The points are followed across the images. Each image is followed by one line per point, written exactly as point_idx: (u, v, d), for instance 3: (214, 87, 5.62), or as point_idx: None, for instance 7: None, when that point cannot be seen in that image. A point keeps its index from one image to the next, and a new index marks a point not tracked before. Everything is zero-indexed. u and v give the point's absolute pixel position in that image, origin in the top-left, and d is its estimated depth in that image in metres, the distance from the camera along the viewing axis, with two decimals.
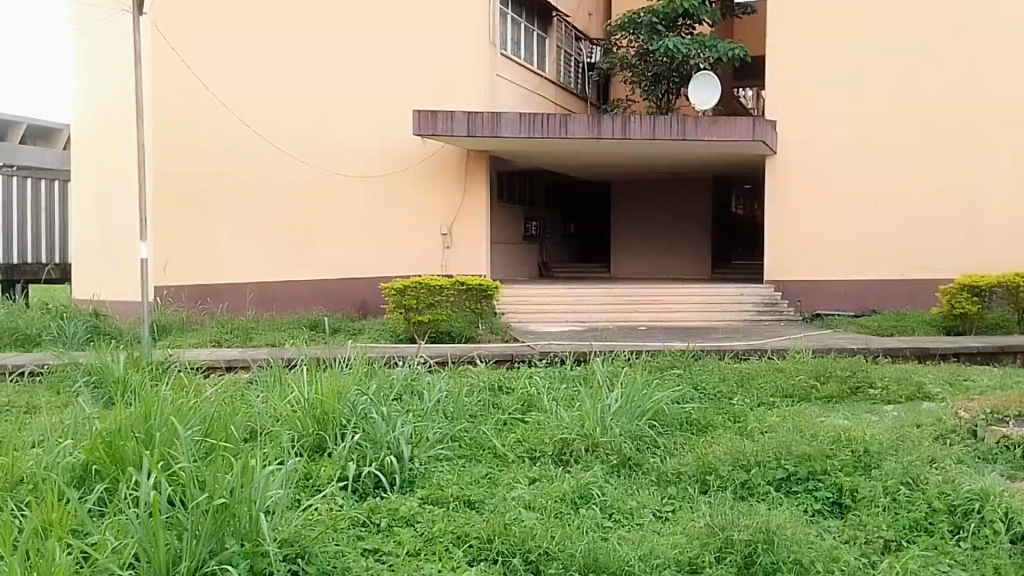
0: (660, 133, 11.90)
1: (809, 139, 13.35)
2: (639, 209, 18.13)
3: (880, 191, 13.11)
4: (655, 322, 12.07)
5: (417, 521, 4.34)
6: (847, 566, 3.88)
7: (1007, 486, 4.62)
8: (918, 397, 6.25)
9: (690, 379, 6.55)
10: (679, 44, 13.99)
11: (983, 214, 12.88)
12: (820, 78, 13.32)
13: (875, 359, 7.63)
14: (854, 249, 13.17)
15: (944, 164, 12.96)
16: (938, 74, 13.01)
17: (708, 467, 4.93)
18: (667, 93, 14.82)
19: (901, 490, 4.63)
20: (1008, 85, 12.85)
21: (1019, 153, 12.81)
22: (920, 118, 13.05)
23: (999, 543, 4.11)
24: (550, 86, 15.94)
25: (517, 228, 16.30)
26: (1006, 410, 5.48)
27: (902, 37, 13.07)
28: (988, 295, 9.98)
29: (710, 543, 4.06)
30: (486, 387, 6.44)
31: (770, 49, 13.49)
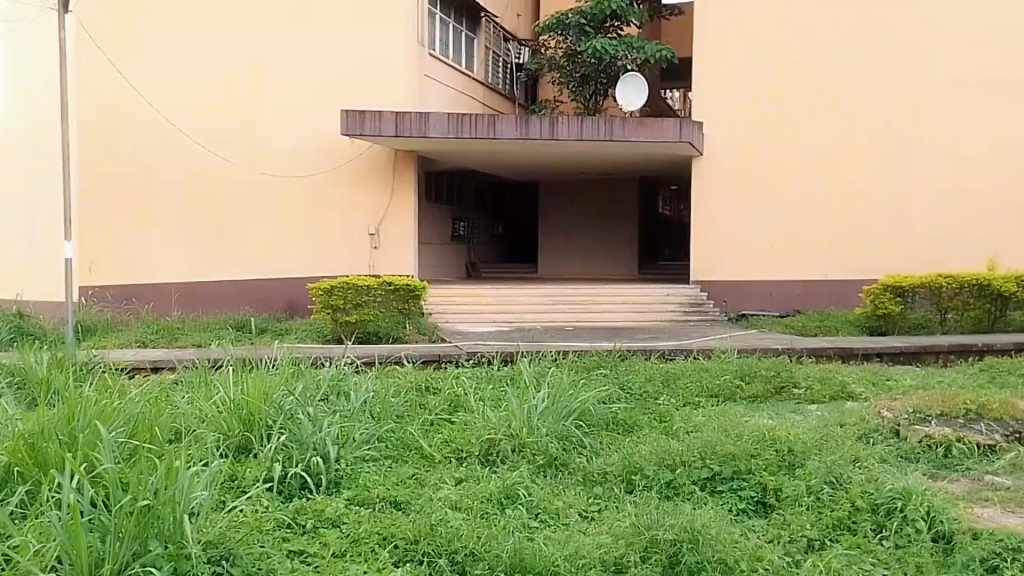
0: (599, 133, 11.94)
1: (740, 140, 13.38)
2: (569, 208, 18.03)
3: (813, 191, 13.19)
4: (582, 322, 12.07)
5: (343, 523, 4.29)
6: (770, 565, 3.87)
7: (930, 484, 4.67)
8: (841, 397, 6.29)
9: (617, 379, 6.60)
10: (607, 44, 13.93)
11: (919, 214, 13.03)
12: (750, 80, 13.38)
13: (798, 358, 7.72)
14: (785, 249, 13.23)
15: (879, 164, 13.09)
16: (866, 75, 13.14)
17: (633, 467, 4.99)
18: (595, 94, 14.75)
19: (825, 489, 4.66)
20: (931, 85, 13.03)
21: (943, 152, 13.00)
22: (851, 118, 13.17)
23: (921, 541, 4.11)
24: (478, 87, 15.79)
25: (445, 228, 16.20)
26: (928, 410, 5.55)
27: (829, 38, 13.18)
28: (910, 295, 10.13)
29: (635, 543, 4.01)
30: (412, 387, 6.48)
31: (700, 48, 13.49)
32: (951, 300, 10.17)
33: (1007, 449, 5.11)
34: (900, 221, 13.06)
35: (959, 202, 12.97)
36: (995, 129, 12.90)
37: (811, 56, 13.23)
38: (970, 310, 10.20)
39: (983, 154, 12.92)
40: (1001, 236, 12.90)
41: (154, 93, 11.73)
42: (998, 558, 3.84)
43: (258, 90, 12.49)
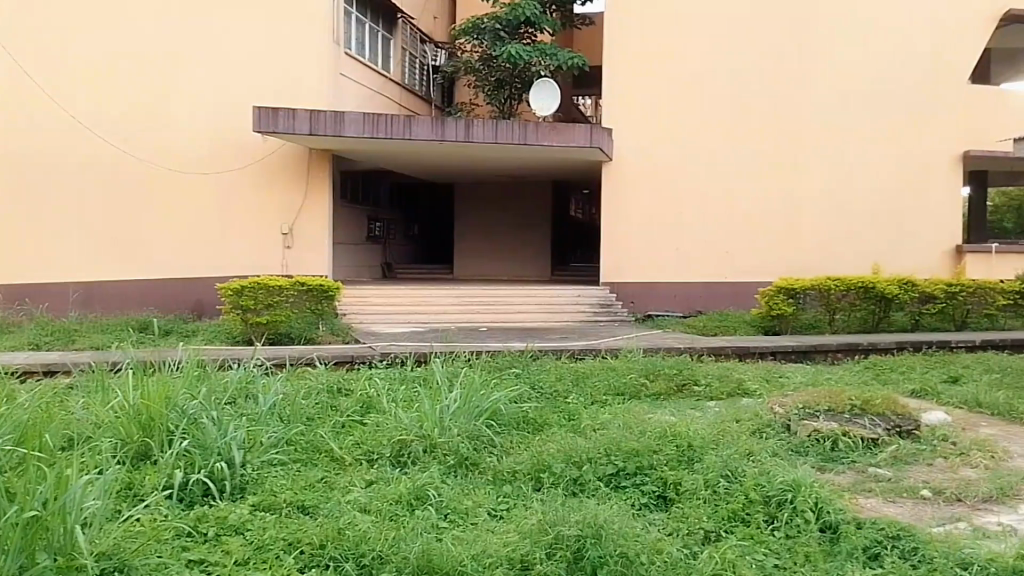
0: (523, 138, 12.10)
1: (649, 145, 13.60)
2: (490, 210, 18.15)
3: (718, 196, 13.62)
4: (496, 322, 12.19)
5: (247, 530, 4.20)
6: (668, 557, 4.00)
7: (817, 476, 4.95)
8: (738, 393, 6.55)
9: (528, 379, 6.70)
10: (521, 50, 13.90)
11: (818, 220, 13.72)
12: (661, 85, 13.62)
13: (699, 357, 8.01)
14: (689, 252, 13.58)
15: (784, 170, 13.68)
16: (767, 86, 13.69)
17: (542, 465, 5.10)
18: (510, 99, 14.92)
19: (721, 482, 4.89)
20: (824, 98, 13.75)
21: (836, 162, 13.75)
22: (757, 126, 13.69)
23: (809, 531, 4.34)
24: (393, 87, 15.66)
25: (361, 228, 16.03)
26: (817, 406, 5.86)
27: (732, 50, 13.66)
28: (801, 296, 10.61)
29: (541, 540, 4.10)
30: (324, 389, 6.45)
31: (613, 49, 13.60)
32: (838, 301, 10.74)
33: (888, 442, 5.45)
34: (800, 227, 13.69)
35: (852, 211, 13.77)
36: (885, 142, 13.79)
37: (720, 65, 13.67)
38: (856, 311, 10.82)
39: (876, 165, 13.77)
40: (886, 245, 13.78)
41: (53, 85, 11.36)
42: (880, 546, 4.09)
43: (167, 82, 12.10)
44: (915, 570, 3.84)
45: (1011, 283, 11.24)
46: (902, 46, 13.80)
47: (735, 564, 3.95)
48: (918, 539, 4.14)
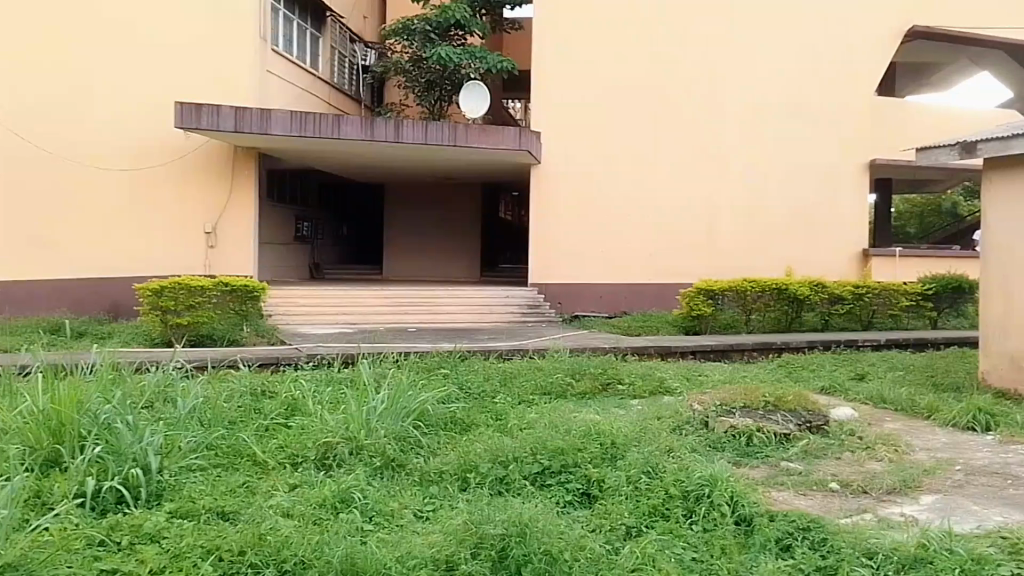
0: (458, 138, 12.11)
1: (578, 147, 13.72)
2: (425, 209, 18.06)
3: (645, 199, 13.89)
4: (425, 322, 12.18)
5: (163, 537, 4.08)
6: (591, 553, 4.08)
7: (732, 470, 5.15)
8: (660, 391, 6.75)
9: (456, 379, 6.75)
10: (450, 53, 13.79)
11: (742, 222, 14.19)
12: (590, 88, 13.80)
13: (623, 357, 8.21)
14: (615, 254, 13.79)
15: (710, 174, 14.10)
16: (691, 93, 14.09)
17: (469, 465, 5.14)
18: (440, 100, 14.71)
19: (642, 478, 5.03)
20: (744, 107, 14.24)
21: (756, 167, 14.24)
22: (685, 131, 14.07)
23: (725, 524, 4.52)
24: (321, 85, 15.43)
25: (288, 228, 15.78)
26: (734, 403, 6.11)
27: (657, 56, 13.99)
28: (720, 297, 10.95)
29: (466, 540, 4.13)
30: (248, 392, 6.35)
31: (542, 49, 13.69)
32: (754, 302, 11.16)
33: (799, 437, 5.69)
34: (724, 229, 14.15)
35: (770, 215, 14.27)
36: (805, 149, 14.38)
37: (649, 70, 13.97)
38: (770, 312, 11.26)
39: (798, 170, 14.35)
40: (801, 249, 14.35)
41: None
42: (790, 538, 4.29)
43: (88, 74, 11.71)
44: (823, 561, 4.03)
45: (917, 285, 11.91)
46: (818, 58, 14.42)
47: (655, 558, 4.08)
48: (826, 530, 4.35)
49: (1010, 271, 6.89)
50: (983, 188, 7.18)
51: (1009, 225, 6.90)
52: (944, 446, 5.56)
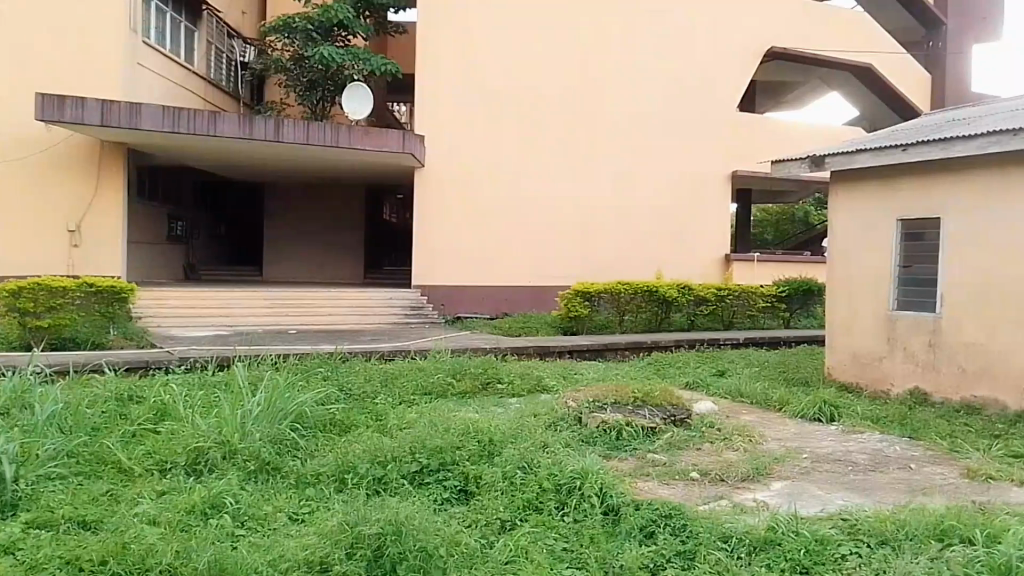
0: (341, 138, 11.98)
1: (463, 149, 13.83)
2: (319, 207, 17.77)
3: (527, 201, 14.17)
4: (304, 325, 11.99)
5: (18, 550, 3.92)
6: (465, 549, 4.20)
7: (603, 463, 5.43)
8: (537, 390, 6.98)
9: (337, 381, 6.75)
10: (333, 53, 13.35)
11: (624, 223, 14.74)
12: (476, 91, 13.95)
13: (503, 356, 8.43)
14: (496, 256, 13.99)
15: (589, 180, 14.54)
16: (575, 100, 14.51)
17: (347, 466, 5.18)
18: (323, 100, 14.26)
19: (518, 474, 5.21)
20: (623, 116, 14.79)
21: (633, 174, 14.82)
22: (572, 134, 14.48)
23: (594, 513, 4.75)
24: (195, 80, 14.65)
25: (160, 227, 15.17)
26: (605, 399, 6.38)
27: (542, 63, 14.33)
28: (595, 299, 11.40)
29: (342, 541, 4.12)
30: (112, 397, 6.17)
31: (431, 46, 13.71)
32: (627, 303, 11.65)
33: (664, 430, 6.05)
34: (601, 233, 14.62)
35: (642, 220, 14.87)
36: (682, 156, 15.17)
37: (537, 74, 14.30)
38: (641, 313, 11.79)
39: (675, 176, 15.10)
40: (669, 253, 15.05)
41: None
42: (654, 525, 4.56)
43: None
44: (683, 545, 4.32)
45: (772, 288, 12.93)
46: (691, 72, 15.21)
47: (527, 551, 4.24)
48: (686, 516, 4.65)
49: (851, 278, 7.57)
50: (829, 200, 7.82)
51: (851, 234, 7.57)
52: (793, 436, 6.05)
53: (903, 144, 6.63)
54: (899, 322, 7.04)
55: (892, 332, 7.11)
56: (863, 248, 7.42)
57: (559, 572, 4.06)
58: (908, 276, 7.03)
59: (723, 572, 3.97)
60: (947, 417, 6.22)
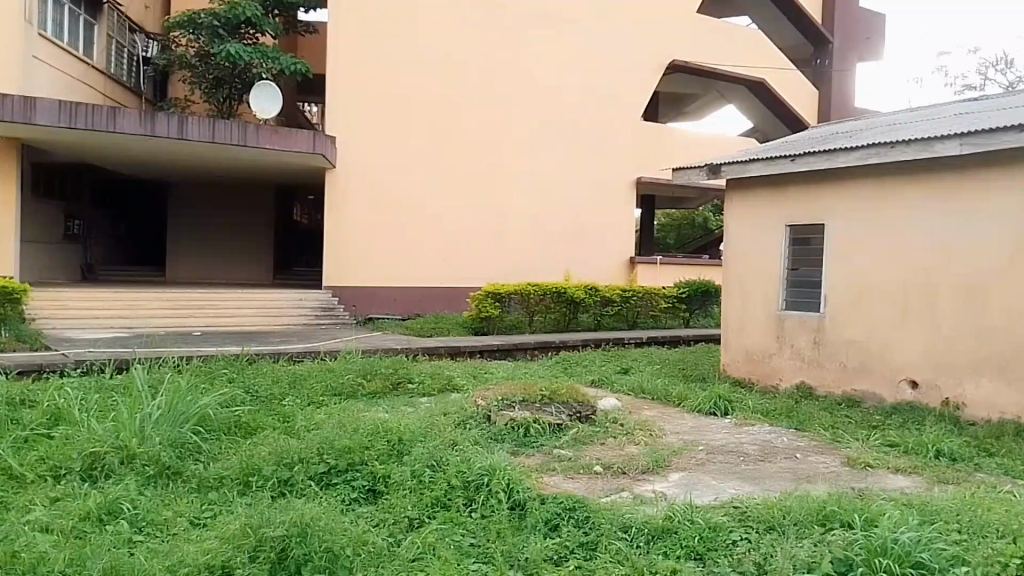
0: (248, 138, 11.74)
1: (375, 149, 13.72)
2: (234, 204, 17.34)
3: (438, 203, 14.21)
4: (208, 327, 11.73)
5: None
6: (373, 547, 4.24)
7: (510, 459, 5.61)
8: (447, 389, 7.08)
9: (242, 384, 6.67)
10: (241, 50, 12.91)
11: (529, 226, 15.00)
12: (389, 91, 13.86)
13: (413, 357, 8.50)
14: (406, 257, 13.95)
15: (499, 182, 14.74)
16: (489, 103, 14.69)
17: (251, 469, 5.17)
18: (229, 99, 13.90)
19: (426, 471, 5.31)
20: (535, 121, 15.06)
21: (543, 177, 15.12)
22: (484, 136, 14.66)
23: (501, 508, 4.89)
24: (94, 75, 13.99)
25: (56, 226, 14.51)
26: (514, 397, 6.52)
27: (456, 65, 14.43)
28: (505, 300, 11.62)
29: (244, 544, 4.12)
30: (2, 400, 5.94)
31: (341, 47, 13.46)
32: (536, 304, 11.93)
33: (570, 426, 6.26)
34: (508, 235, 14.82)
35: (546, 224, 15.17)
36: (589, 162, 15.52)
37: (450, 76, 14.38)
38: (549, 313, 12.08)
39: (582, 181, 15.47)
40: (570, 257, 15.38)
41: None
42: (558, 517, 4.72)
43: None
44: (586, 536, 4.51)
45: (672, 289, 13.43)
46: (599, 79, 15.62)
47: (435, 546, 4.34)
48: (589, 508, 4.85)
49: (744, 279, 8.01)
50: (725, 207, 8.23)
51: (744, 239, 8.01)
52: (691, 429, 6.37)
53: (791, 154, 7.08)
54: (787, 321, 7.50)
55: (781, 330, 7.56)
56: (754, 251, 7.87)
57: (464, 566, 4.14)
58: (795, 277, 7.51)
59: (623, 559, 4.15)
60: (830, 410, 6.66)
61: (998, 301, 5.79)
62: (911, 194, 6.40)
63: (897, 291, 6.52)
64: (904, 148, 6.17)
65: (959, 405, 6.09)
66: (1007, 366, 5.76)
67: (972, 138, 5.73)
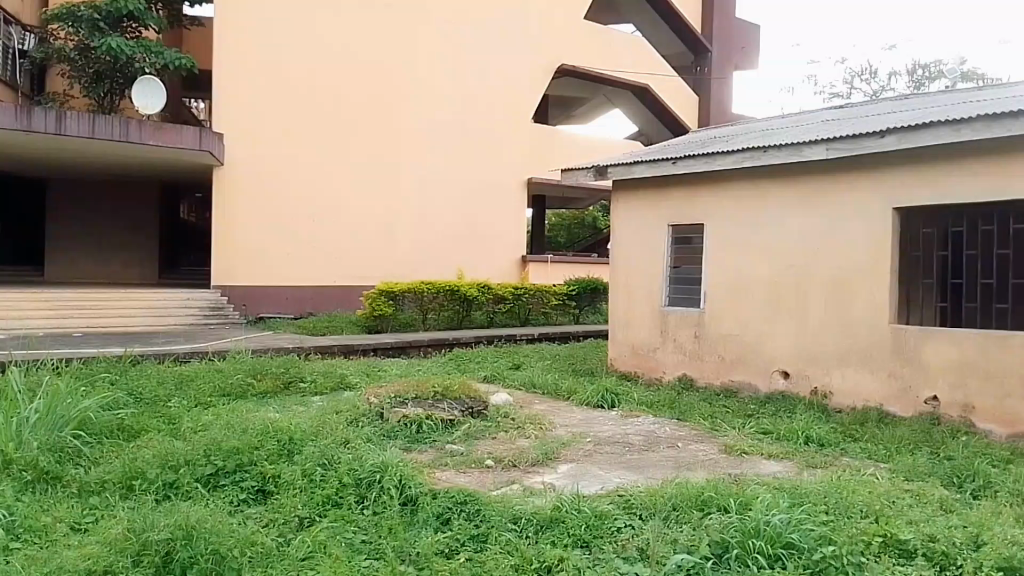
0: (131, 134, 11.41)
1: (269, 146, 13.53)
2: (138, 199, 16.83)
3: (333, 201, 14.08)
4: (95, 329, 11.33)
5: None
6: (262, 548, 4.15)
7: (404, 455, 5.68)
8: (339, 387, 7.09)
9: (125, 386, 6.53)
10: (122, 44, 12.47)
11: (424, 225, 15.04)
12: (284, 87, 13.68)
13: (306, 356, 8.47)
14: (299, 256, 13.80)
15: (395, 180, 14.72)
16: (388, 101, 14.68)
17: (135, 472, 5.06)
18: (111, 93, 13.29)
19: (317, 470, 5.28)
20: (432, 120, 15.13)
21: (439, 176, 15.21)
22: (382, 134, 14.61)
23: (392, 505, 4.92)
24: None
25: None
26: (406, 394, 6.61)
27: (355, 63, 14.36)
28: (399, 298, 11.68)
29: (127, 548, 3.98)
30: None
31: (237, 47, 13.27)
32: (430, 302, 12.03)
33: (462, 421, 6.38)
34: (404, 234, 14.81)
35: (440, 223, 15.24)
36: (481, 162, 15.78)
37: (348, 74, 14.31)
38: (444, 311, 12.23)
39: (475, 180, 15.69)
40: (463, 256, 15.57)
41: None
42: (450, 512, 4.77)
43: None
44: (476, 529, 4.56)
45: (563, 287, 13.85)
46: (492, 80, 15.92)
47: (325, 545, 4.30)
48: (480, 501, 4.91)
49: (630, 276, 8.33)
50: (611, 208, 8.54)
51: (629, 238, 8.36)
52: (579, 422, 6.59)
53: (672, 157, 7.49)
54: (670, 316, 7.90)
55: (664, 325, 7.95)
56: (638, 250, 8.23)
57: (356, 563, 4.14)
58: (678, 275, 7.95)
59: (513, 551, 4.18)
60: (710, 400, 7.03)
61: (861, 297, 6.34)
62: (786, 198, 6.88)
63: (772, 287, 7.01)
64: (776, 152, 6.60)
65: (826, 394, 6.61)
66: (869, 357, 6.33)
67: (839, 144, 6.20)
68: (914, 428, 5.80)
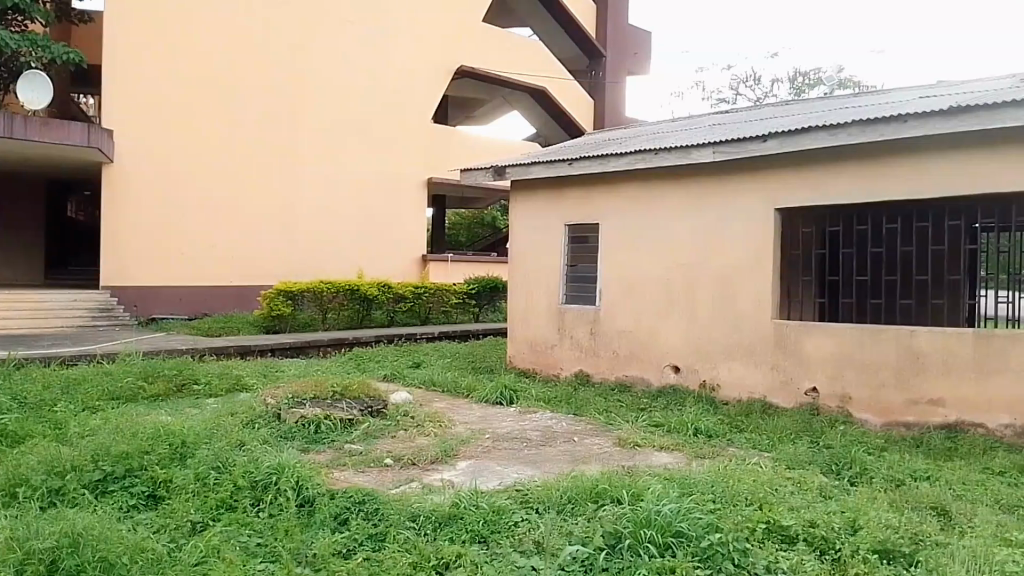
0: (15, 130, 11.01)
1: (163, 144, 13.18)
2: (33, 199, 16.44)
3: (227, 200, 13.87)
4: None
5: None
6: (153, 554, 3.95)
7: (300, 455, 5.68)
8: (235, 389, 7.05)
9: (7, 391, 6.35)
10: (6, 37, 11.99)
11: (322, 223, 14.97)
12: (179, 83, 13.36)
13: (199, 357, 8.41)
14: (193, 255, 13.54)
15: (293, 179, 14.62)
16: (288, 99, 14.58)
17: (19, 479, 4.94)
18: None
19: (211, 474, 5.15)
20: (332, 119, 15.09)
21: (338, 175, 15.18)
22: (279, 132, 14.49)
23: (288, 506, 4.81)
24: None
25: None
26: (304, 394, 6.61)
27: (254, 60, 14.19)
28: (298, 298, 11.62)
29: (9, 558, 3.78)
30: None
31: (139, 43, 12.93)
32: (329, 302, 12.05)
33: (361, 420, 6.41)
34: (301, 232, 14.72)
35: (339, 221, 15.20)
36: (383, 161, 15.83)
37: (246, 71, 14.10)
38: (343, 311, 12.26)
39: (376, 179, 15.72)
40: (364, 255, 15.57)
41: None
42: (348, 512, 4.66)
43: None
44: (374, 528, 4.46)
45: (462, 285, 14.02)
46: (395, 80, 15.98)
47: (219, 549, 4.12)
48: (379, 499, 4.85)
49: (528, 275, 8.48)
50: (510, 209, 8.68)
51: (529, 237, 8.50)
52: (476, 419, 6.71)
53: (568, 158, 7.69)
54: (568, 313, 8.09)
55: (561, 321, 8.14)
56: (539, 250, 8.37)
57: (250, 567, 3.97)
58: (576, 274, 8.15)
59: (410, 548, 4.08)
60: (605, 395, 7.24)
61: (745, 294, 6.63)
62: (677, 199, 7.13)
63: (662, 285, 7.27)
64: (667, 155, 6.83)
65: (715, 387, 6.89)
66: (753, 350, 6.62)
67: (724, 147, 6.44)
68: (796, 418, 6.09)
